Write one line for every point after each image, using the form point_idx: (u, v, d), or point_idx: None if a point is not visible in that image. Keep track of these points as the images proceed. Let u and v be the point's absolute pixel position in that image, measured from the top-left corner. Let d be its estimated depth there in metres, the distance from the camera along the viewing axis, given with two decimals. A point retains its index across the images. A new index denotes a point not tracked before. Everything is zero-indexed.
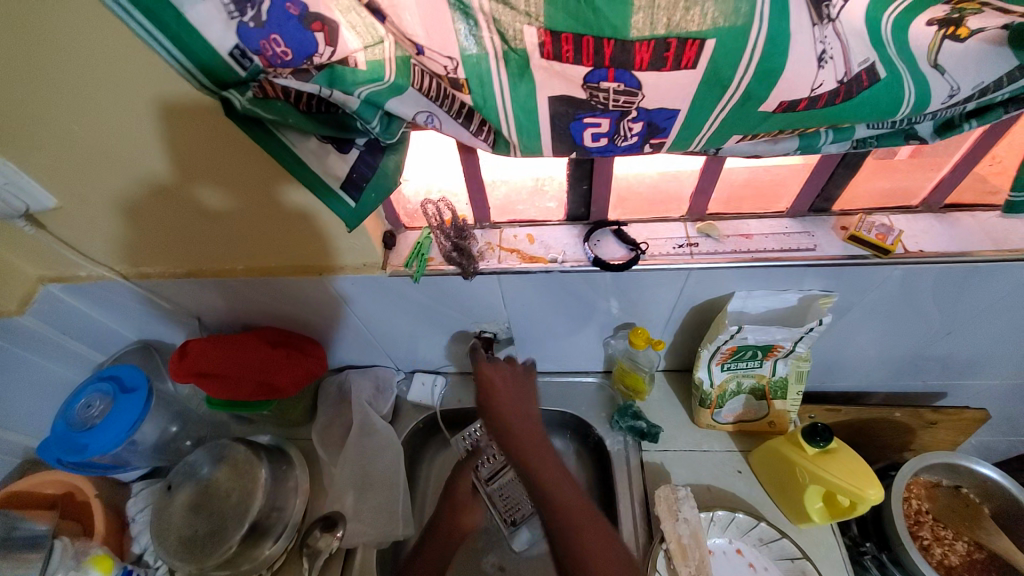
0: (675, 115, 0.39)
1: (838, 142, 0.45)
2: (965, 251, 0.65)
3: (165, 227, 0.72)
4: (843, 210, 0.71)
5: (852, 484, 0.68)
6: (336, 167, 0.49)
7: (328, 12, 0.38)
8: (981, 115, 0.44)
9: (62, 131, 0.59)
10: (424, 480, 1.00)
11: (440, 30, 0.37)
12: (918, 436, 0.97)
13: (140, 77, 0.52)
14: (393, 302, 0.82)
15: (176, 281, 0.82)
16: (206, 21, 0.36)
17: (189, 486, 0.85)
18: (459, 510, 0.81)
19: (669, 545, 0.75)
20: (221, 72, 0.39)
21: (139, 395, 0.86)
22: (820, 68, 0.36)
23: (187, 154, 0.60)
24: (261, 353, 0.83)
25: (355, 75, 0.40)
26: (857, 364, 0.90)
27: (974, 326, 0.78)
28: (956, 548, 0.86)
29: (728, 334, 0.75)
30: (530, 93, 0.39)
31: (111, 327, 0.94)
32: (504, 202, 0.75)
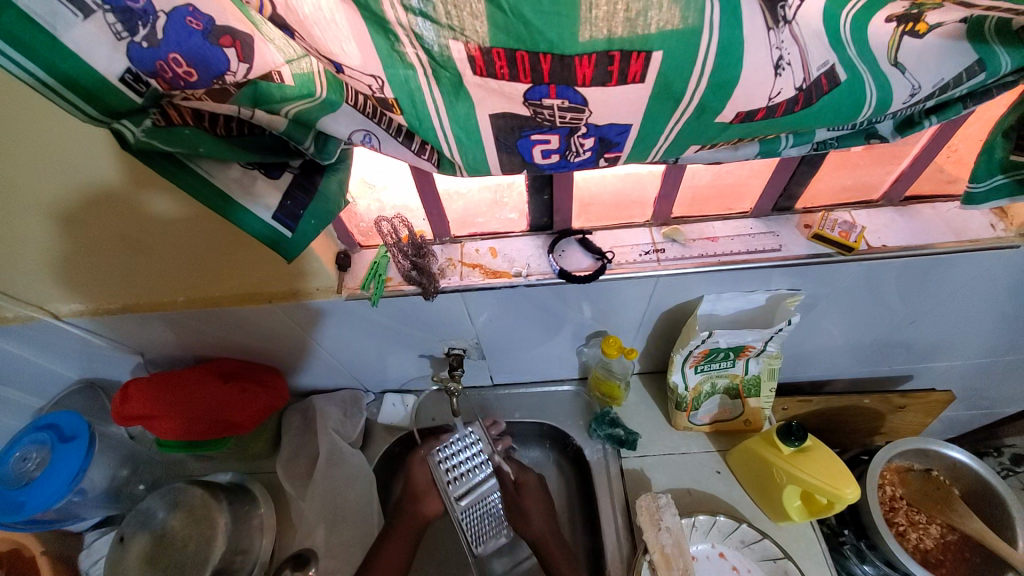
0: (627, 129, 0.37)
1: (798, 146, 0.44)
2: (926, 243, 0.66)
3: (95, 259, 0.66)
4: (805, 208, 0.71)
5: (830, 484, 0.68)
6: (267, 195, 0.45)
7: (238, 26, 0.34)
8: (940, 111, 0.43)
9: None
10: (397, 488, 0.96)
11: (360, 46, 0.33)
12: (887, 420, 0.99)
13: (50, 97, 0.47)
14: (354, 325, 0.77)
15: (109, 318, 0.75)
16: (87, 45, 0.31)
17: (143, 537, 0.79)
18: (418, 497, 0.83)
19: (653, 557, 0.72)
20: (111, 99, 0.34)
21: (80, 443, 0.78)
22: (778, 75, 0.34)
23: (121, 180, 0.55)
24: (213, 389, 0.78)
25: (283, 90, 0.36)
26: (828, 355, 0.91)
27: (937, 313, 0.79)
28: (930, 532, 0.89)
29: (699, 339, 0.73)
30: (469, 111, 0.36)
31: (46, 370, 0.86)
32: (462, 215, 0.71)
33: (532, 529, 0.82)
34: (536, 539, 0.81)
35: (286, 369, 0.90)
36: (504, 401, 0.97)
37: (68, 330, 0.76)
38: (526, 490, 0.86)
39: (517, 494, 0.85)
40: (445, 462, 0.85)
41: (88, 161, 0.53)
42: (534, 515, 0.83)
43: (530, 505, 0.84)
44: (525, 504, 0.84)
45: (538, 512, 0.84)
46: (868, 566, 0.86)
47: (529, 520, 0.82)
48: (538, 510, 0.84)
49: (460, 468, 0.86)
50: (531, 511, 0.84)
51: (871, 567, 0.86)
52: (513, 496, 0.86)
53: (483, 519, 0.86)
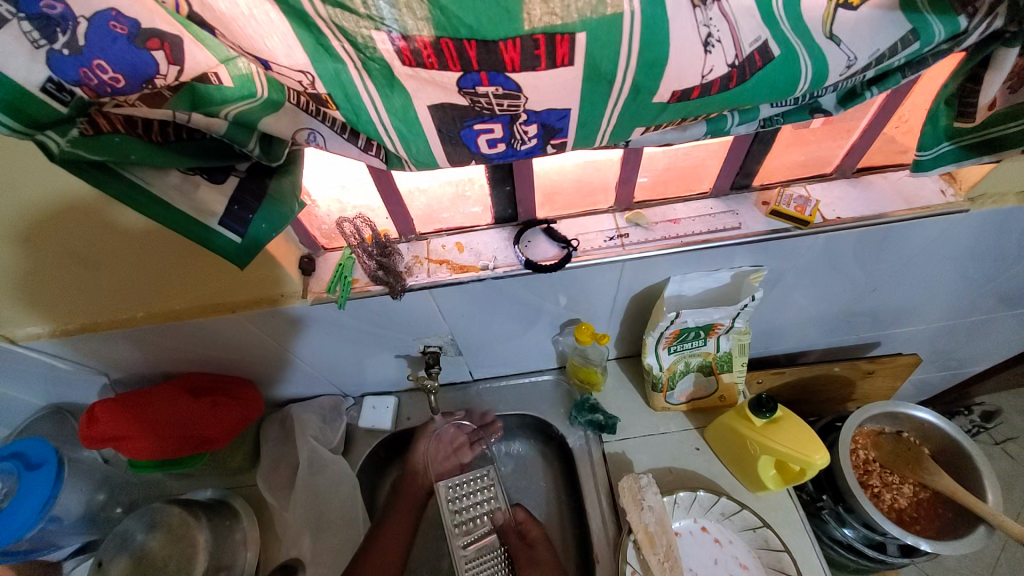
0: (567, 114, 0.37)
1: (744, 124, 0.45)
2: (878, 213, 0.68)
3: (43, 279, 0.63)
4: (763, 185, 0.72)
5: (801, 451, 0.70)
6: (211, 201, 0.44)
7: (166, 28, 0.32)
8: (881, 82, 0.44)
9: None
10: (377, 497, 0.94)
11: (288, 43, 0.32)
12: (857, 387, 1.02)
13: None
14: (327, 331, 0.77)
15: (68, 339, 0.72)
16: (1, 56, 0.29)
17: (121, 559, 0.76)
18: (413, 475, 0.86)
19: (637, 536, 0.74)
20: (34, 112, 0.32)
21: (48, 469, 0.75)
22: (708, 53, 0.34)
23: (60, 199, 0.53)
24: (182, 404, 0.76)
25: (222, 92, 0.35)
26: (798, 328, 0.93)
27: (896, 280, 0.82)
28: (904, 491, 0.94)
29: (668, 320, 0.74)
30: (406, 104, 0.35)
31: (6, 397, 0.82)
32: (425, 211, 0.70)
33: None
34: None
35: (261, 379, 0.89)
36: (485, 395, 0.97)
37: (27, 354, 0.73)
38: (534, 539, 0.80)
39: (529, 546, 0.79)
40: (453, 499, 0.83)
41: (33, 177, 0.51)
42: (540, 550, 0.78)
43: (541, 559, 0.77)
44: (537, 555, 0.78)
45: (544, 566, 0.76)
46: (849, 529, 0.88)
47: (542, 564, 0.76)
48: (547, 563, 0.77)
49: (466, 506, 0.83)
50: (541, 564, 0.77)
51: (850, 530, 0.88)
52: (522, 545, 0.79)
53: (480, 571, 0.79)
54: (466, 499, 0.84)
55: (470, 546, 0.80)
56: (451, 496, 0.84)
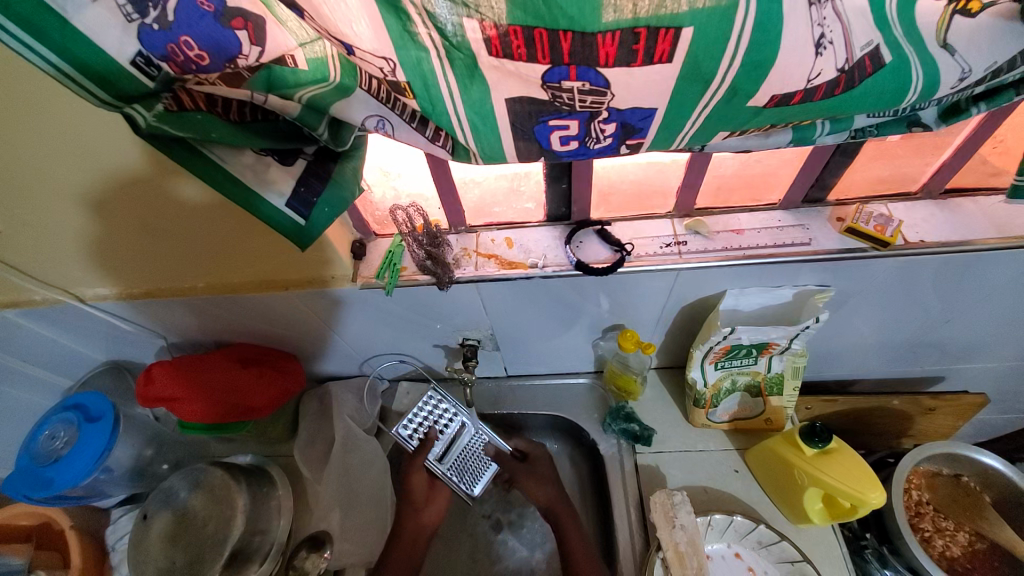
0: (652, 114, 0.35)
1: (836, 133, 0.41)
2: (967, 239, 0.62)
3: (113, 243, 0.67)
4: (838, 200, 0.68)
5: (853, 487, 0.66)
6: (280, 181, 0.45)
7: (250, 8, 0.33)
8: (990, 98, 0.40)
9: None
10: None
11: (372, 27, 0.31)
12: (915, 422, 0.95)
13: (65, 99, 0.49)
14: (372, 315, 0.77)
15: (133, 302, 0.76)
16: (99, 28, 0.31)
17: (166, 514, 0.81)
18: (417, 509, 0.82)
19: (666, 554, 0.71)
20: (122, 84, 0.33)
21: (105, 423, 0.80)
22: (819, 56, 0.31)
23: (133, 169, 0.56)
24: (231, 372, 0.79)
25: (297, 75, 0.35)
26: (855, 353, 0.87)
27: (975, 313, 0.75)
28: (957, 539, 0.85)
29: (721, 335, 0.71)
30: (484, 95, 0.34)
31: (74, 351, 0.88)
32: (477, 204, 0.70)
33: (543, 497, 0.84)
34: (547, 502, 0.84)
35: (304, 355, 0.91)
36: (518, 392, 0.96)
37: (94, 313, 0.78)
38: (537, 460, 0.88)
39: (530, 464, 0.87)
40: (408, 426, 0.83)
41: (108, 145, 0.53)
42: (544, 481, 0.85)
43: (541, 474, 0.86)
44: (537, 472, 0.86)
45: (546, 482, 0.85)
46: (890, 572, 0.82)
47: (541, 485, 0.85)
48: (548, 478, 0.86)
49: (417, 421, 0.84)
50: (542, 477, 0.86)
51: None
52: (522, 464, 0.88)
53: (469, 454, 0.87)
54: (425, 418, 0.84)
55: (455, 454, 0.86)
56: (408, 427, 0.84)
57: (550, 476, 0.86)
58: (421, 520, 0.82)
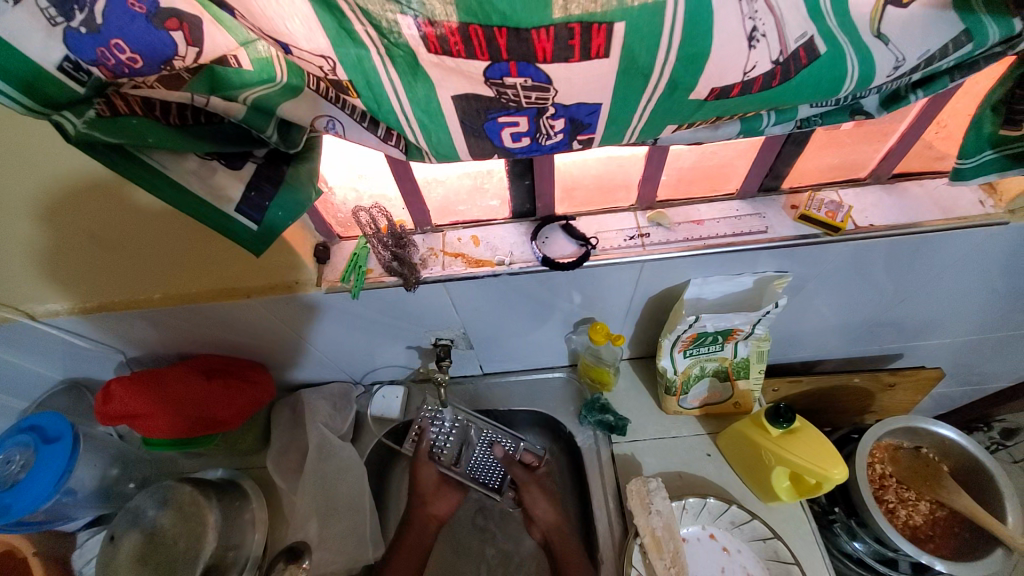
0: (597, 109, 0.35)
1: (781, 124, 0.42)
2: (913, 222, 0.65)
3: (64, 256, 0.64)
4: (793, 188, 0.70)
5: (817, 463, 0.68)
6: (229, 187, 0.43)
7: (185, 8, 0.31)
8: (928, 85, 0.42)
9: None
10: (392, 501, 0.97)
11: (310, 26, 0.31)
12: (877, 399, 0.99)
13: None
14: (340, 319, 0.76)
15: (87, 317, 0.72)
16: (20, 33, 0.29)
17: (134, 534, 0.77)
18: (425, 502, 0.91)
19: (644, 540, 0.73)
20: (50, 90, 0.31)
21: (63, 444, 0.76)
22: (753, 48, 0.32)
23: (78, 177, 0.53)
24: (194, 385, 0.77)
25: (241, 76, 0.34)
26: (818, 335, 0.90)
27: (926, 291, 0.78)
28: (920, 509, 0.90)
29: (686, 324, 0.73)
30: (429, 92, 0.34)
31: (26, 371, 0.83)
32: (443, 203, 0.69)
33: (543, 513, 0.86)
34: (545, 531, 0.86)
35: (274, 364, 0.89)
36: (495, 389, 0.97)
37: (46, 330, 0.74)
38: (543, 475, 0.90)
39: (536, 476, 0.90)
40: (418, 439, 0.92)
41: (51, 153, 0.51)
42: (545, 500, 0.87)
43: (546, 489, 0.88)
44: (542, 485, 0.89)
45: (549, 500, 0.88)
46: (859, 543, 0.86)
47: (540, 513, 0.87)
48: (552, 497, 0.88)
49: (427, 432, 0.93)
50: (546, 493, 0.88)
51: (861, 544, 0.86)
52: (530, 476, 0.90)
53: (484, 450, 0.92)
54: (434, 426, 0.93)
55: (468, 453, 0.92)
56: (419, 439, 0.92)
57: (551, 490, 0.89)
58: (431, 512, 0.91)
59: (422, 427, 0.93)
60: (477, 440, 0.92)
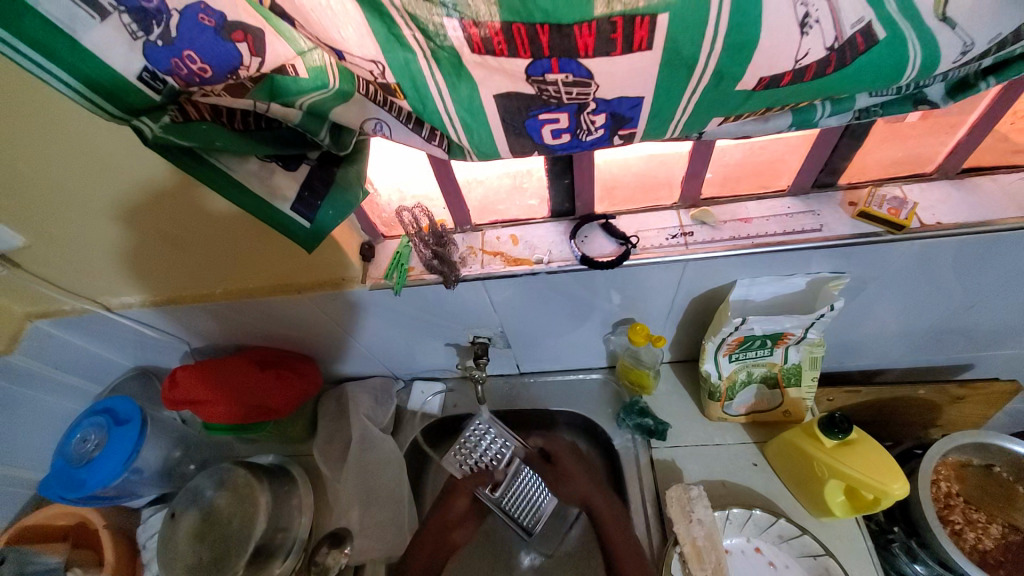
0: (640, 103, 0.35)
1: (837, 115, 0.40)
2: (988, 219, 0.60)
3: (138, 254, 0.69)
4: (850, 184, 0.66)
5: (876, 479, 0.64)
6: (285, 188, 0.46)
7: (249, 21, 0.33)
8: (999, 71, 0.38)
9: (25, 173, 0.57)
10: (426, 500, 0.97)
11: (362, 33, 0.32)
12: (943, 412, 0.92)
13: (85, 119, 0.51)
14: (386, 316, 0.79)
15: (156, 309, 0.79)
16: (104, 46, 0.32)
17: (192, 513, 0.83)
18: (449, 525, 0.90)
19: (684, 549, 0.70)
20: (132, 99, 0.35)
21: (133, 426, 0.83)
22: (804, 35, 0.31)
23: (152, 182, 0.58)
24: (250, 375, 0.82)
25: (298, 83, 0.36)
26: (876, 343, 0.85)
27: (1002, 296, 0.72)
28: (991, 533, 0.82)
29: (732, 326, 0.70)
30: (472, 92, 0.35)
31: (104, 357, 0.91)
32: (482, 202, 0.71)
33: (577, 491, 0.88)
34: (582, 496, 0.88)
35: (321, 357, 0.93)
36: (533, 389, 0.97)
37: (122, 320, 0.81)
38: (557, 454, 0.93)
39: (553, 466, 0.92)
40: (464, 460, 0.90)
41: (129, 161, 0.56)
42: (568, 480, 0.90)
43: (566, 471, 0.90)
44: (562, 470, 0.91)
45: (574, 475, 0.90)
46: (920, 565, 0.79)
47: (573, 481, 0.89)
48: (575, 473, 0.90)
49: (479, 457, 0.91)
50: (569, 473, 0.90)
51: (922, 567, 0.79)
52: (548, 467, 0.93)
53: (518, 500, 0.92)
54: (484, 451, 0.91)
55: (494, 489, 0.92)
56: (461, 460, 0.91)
57: (582, 477, 0.89)
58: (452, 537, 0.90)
59: (468, 446, 0.91)
60: (518, 479, 0.92)
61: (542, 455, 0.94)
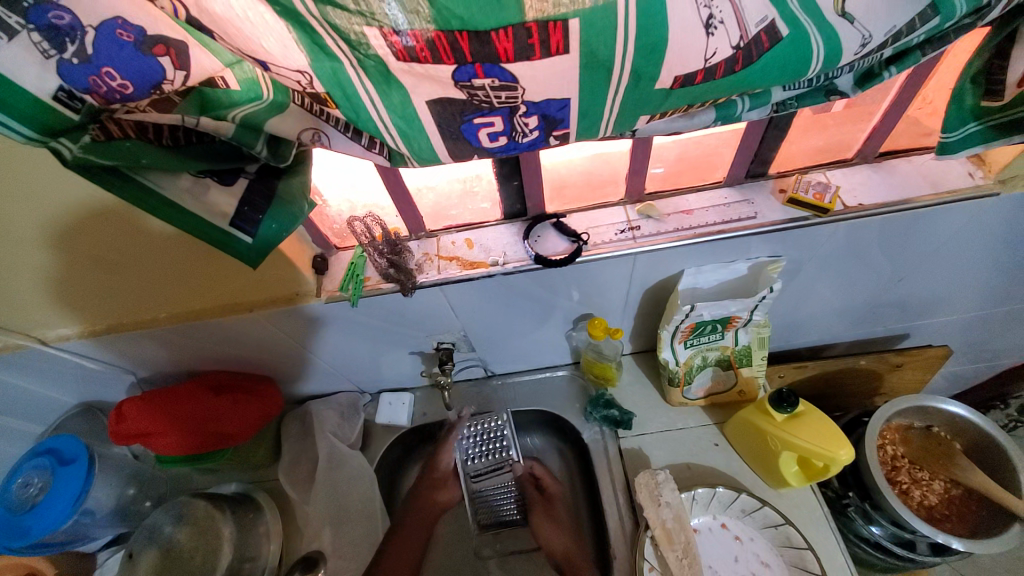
0: (567, 104, 0.36)
1: (757, 108, 0.43)
2: (903, 199, 0.65)
3: (71, 282, 0.66)
4: (780, 172, 0.71)
5: (822, 446, 0.68)
6: (222, 204, 0.45)
7: (171, 34, 0.33)
8: (900, 61, 0.42)
9: None
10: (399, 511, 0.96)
11: (285, 43, 0.32)
12: (885, 380, 0.99)
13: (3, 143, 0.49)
14: (347, 330, 0.78)
15: (96, 340, 0.74)
16: (15, 67, 0.30)
17: (152, 551, 0.79)
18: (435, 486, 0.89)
19: (654, 532, 0.73)
20: (49, 119, 0.33)
21: (79, 466, 0.78)
22: (711, 35, 0.33)
23: (82, 206, 0.56)
24: (204, 400, 0.78)
25: (229, 96, 0.36)
26: (820, 320, 0.90)
27: (925, 268, 0.78)
28: (934, 488, 0.90)
29: (682, 314, 0.73)
30: (405, 100, 0.35)
31: (42, 395, 0.85)
32: (434, 208, 0.71)
33: (558, 544, 0.82)
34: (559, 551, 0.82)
35: (281, 377, 0.91)
36: (501, 391, 0.97)
37: (59, 354, 0.76)
38: (551, 492, 0.89)
39: (546, 501, 0.88)
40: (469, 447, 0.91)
41: (56, 185, 0.53)
42: (556, 520, 0.85)
43: (557, 516, 0.86)
44: (551, 509, 0.87)
45: (561, 522, 0.85)
46: (875, 526, 0.85)
47: (554, 523, 0.85)
48: (562, 520, 0.86)
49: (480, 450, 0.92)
50: (559, 521, 0.86)
51: (877, 528, 0.85)
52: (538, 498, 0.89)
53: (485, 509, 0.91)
54: (482, 450, 0.92)
55: (479, 482, 0.91)
56: (471, 447, 0.92)
57: (565, 521, 0.86)
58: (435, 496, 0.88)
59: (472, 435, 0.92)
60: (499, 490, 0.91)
61: (536, 485, 0.90)
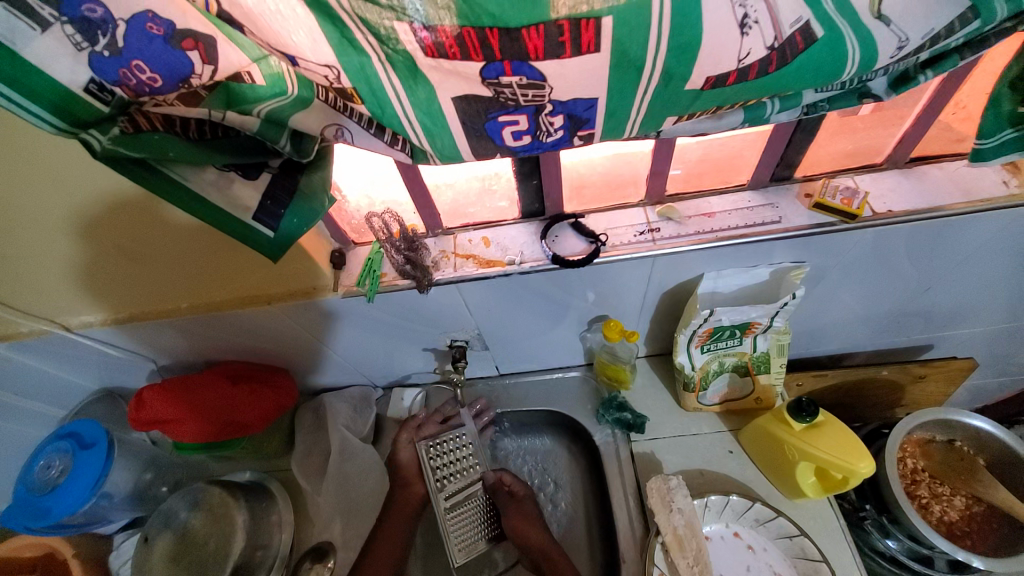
0: (594, 104, 0.36)
1: (786, 110, 0.42)
2: (935, 206, 0.63)
3: (95, 270, 0.67)
4: (805, 176, 0.69)
5: (842, 458, 0.66)
6: (245, 197, 0.46)
7: (201, 28, 0.33)
8: (936, 64, 0.41)
9: None
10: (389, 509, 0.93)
11: (314, 37, 0.32)
12: (907, 392, 0.96)
13: (37, 134, 0.50)
14: (361, 325, 0.78)
15: (118, 327, 0.76)
16: (49, 58, 0.31)
17: (166, 536, 0.79)
18: (406, 482, 0.82)
19: (665, 538, 0.71)
20: (79, 110, 0.34)
21: (99, 450, 0.80)
22: (745, 35, 0.32)
23: (109, 196, 0.57)
24: (220, 390, 0.79)
25: (255, 91, 0.36)
26: (841, 328, 0.88)
27: (953, 278, 0.76)
28: (955, 504, 0.86)
29: (701, 318, 0.72)
30: (430, 96, 0.35)
31: (67, 380, 0.88)
32: (452, 206, 0.71)
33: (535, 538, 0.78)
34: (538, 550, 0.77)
35: (296, 369, 0.92)
36: (513, 389, 0.97)
37: (83, 341, 0.78)
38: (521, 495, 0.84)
39: (518, 502, 0.82)
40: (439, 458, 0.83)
41: (85, 175, 0.54)
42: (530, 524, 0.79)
43: (529, 513, 0.81)
44: (524, 510, 0.81)
45: (533, 517, 0.81)
46: (892, 540, 0.83)
47: (529, 526, 0.79)
48: (533, 518, 0.81)
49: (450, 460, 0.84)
50: (532, 517, 0.81)
51: (894, 542, 0.83)
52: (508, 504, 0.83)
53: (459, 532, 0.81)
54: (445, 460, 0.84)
55: (447, 502, 0.81)
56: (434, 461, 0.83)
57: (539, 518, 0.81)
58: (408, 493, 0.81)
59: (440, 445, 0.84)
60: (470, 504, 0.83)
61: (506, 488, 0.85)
